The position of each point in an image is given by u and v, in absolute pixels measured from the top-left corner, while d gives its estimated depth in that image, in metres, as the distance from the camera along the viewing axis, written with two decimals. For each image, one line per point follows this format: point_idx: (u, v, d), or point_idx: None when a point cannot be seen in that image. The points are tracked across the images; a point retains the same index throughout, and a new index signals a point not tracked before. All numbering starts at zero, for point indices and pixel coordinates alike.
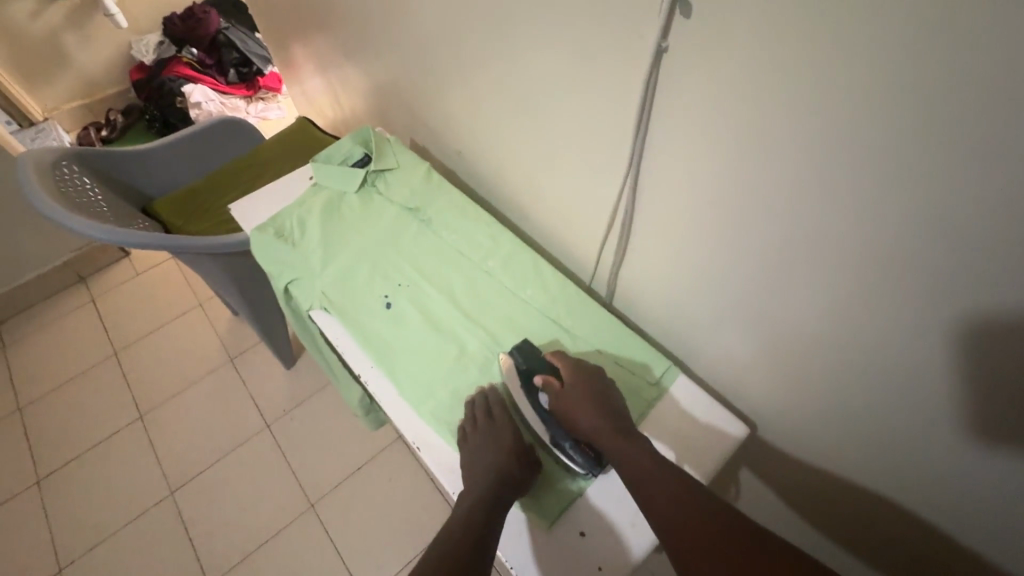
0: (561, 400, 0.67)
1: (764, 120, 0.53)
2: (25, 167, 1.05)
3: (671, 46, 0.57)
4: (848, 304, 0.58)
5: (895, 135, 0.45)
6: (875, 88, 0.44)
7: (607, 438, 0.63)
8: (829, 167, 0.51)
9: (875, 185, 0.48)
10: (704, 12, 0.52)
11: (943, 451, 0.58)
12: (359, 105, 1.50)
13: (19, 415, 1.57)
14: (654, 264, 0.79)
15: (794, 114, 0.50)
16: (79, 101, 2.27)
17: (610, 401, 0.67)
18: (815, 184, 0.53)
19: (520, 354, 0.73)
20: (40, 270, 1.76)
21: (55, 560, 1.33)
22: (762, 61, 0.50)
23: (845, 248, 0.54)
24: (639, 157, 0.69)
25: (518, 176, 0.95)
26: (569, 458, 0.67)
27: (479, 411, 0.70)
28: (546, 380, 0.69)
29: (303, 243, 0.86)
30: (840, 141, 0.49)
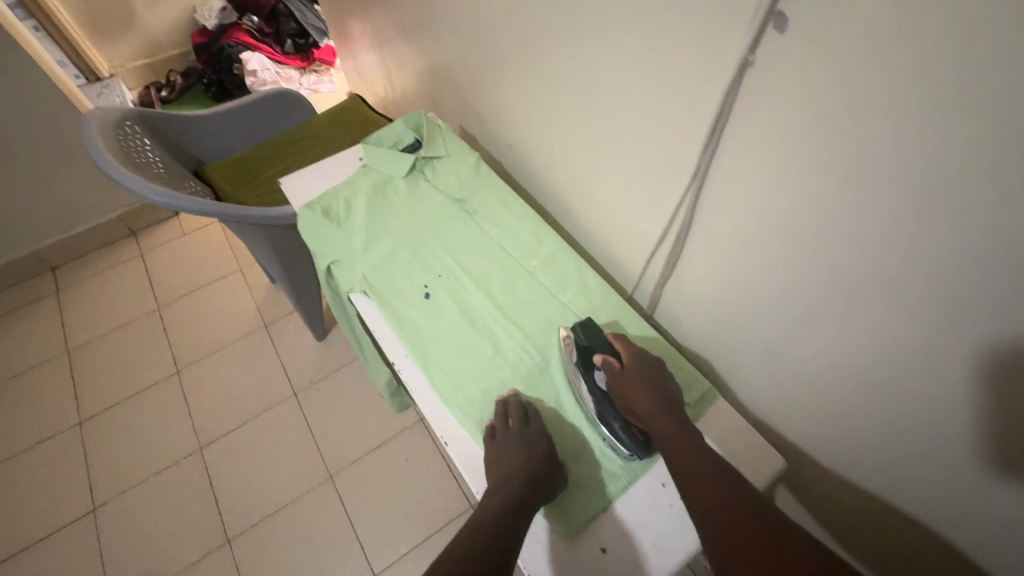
0: (619, 381, 0.66)
1: (845, 151, 0.49)
2: (90, 124, 1.09)
3: (757, 59, 0.52)
4: (913, 357, 0.53)
5: (996, 187, 0.40)
6: (981, 132, 0.39)
7: (659, 425, 0.62)
8: (913, 211, 0.46)
9: (964, 238, 0.44)
10: (799, 28, 0.47)
11: (1002, 518, 0.54)
12: (411, 85, 1.50)
13: (67, 357, 1.65)
14: (703, 283, 0.76)
15: (882, 151, 0.46)
16: (143, 60, 2.34)
17: (668, 391, 0.66)
18: (894, 226, 0.48)
19: (582, 330, 0.73)
20: (96, 221, 1.84)
21: (90, 498, 1.41)
22: (858, 87, 0.45)
23: (916, 298, 0.50)
24: (704, 172, 0.65)
25: (569, 176, 0.92)
26: (617, 438, 0.66)
27: (513, 414, 0.69)
28: (606, 360, 0.69)
29: (348, 223, 0.86)
30: (929, 184, 0.44)
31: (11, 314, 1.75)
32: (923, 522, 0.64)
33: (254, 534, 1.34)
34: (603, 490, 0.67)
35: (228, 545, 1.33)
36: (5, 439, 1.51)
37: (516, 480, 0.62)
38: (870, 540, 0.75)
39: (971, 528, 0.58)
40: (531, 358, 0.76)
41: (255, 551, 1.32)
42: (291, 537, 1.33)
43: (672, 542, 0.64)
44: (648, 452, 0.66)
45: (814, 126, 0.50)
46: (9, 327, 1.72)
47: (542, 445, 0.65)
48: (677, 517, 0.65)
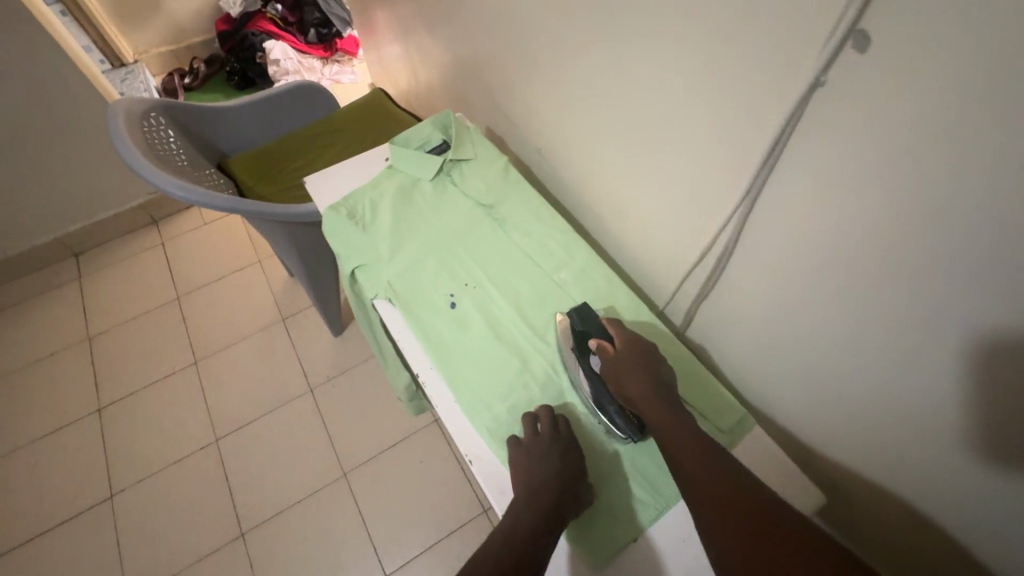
0: (612, 366, 0.65)
1: (929, 177, 0.46)
2: (116, 115, 1.08)
3: (830, 80, 0.50)
4: (989, 395, 0.50)
5: None
6: None
7: (650, 409, 0.61)
8: (1001, 246, 0.43)
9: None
10: (885, 49, 0.44)
11: None
12: (436, 80, 1.47)
13: (88, 343, 1.67)
14: (743, 305, 0.73)
15: (972, 177, 0.43)
16: (167, 47, 2.33)
17: (661, 373, 0.65)
18: (976, 258, 0.45)
19: (578, 315, 0.72)
20: (119, 208, 1.85)
21: (108, 486, 1.42)
22: (947, 114, 0.43)
23: (995, 335, 0.47)
24: (756, 192, 0.62)
25: (603, 184, 0.89)
26: (611, 421, 0.67)
27: (543, 422, 0.67)
28: (600, 345, 0.67)
29: (374, 227, 0.84)
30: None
31: (35, 298, 1.77)
32: (976, 566, 0.61)
33: (269, 528, 1.35)
34: (632, 518, 0.64)
35: (243, 538, 1.34)
36: (27, 422, 1.53)
37: (551, 492, 0.60)
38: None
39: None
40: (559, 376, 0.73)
41: (269, 545, 1.32)
42: (305, 533, 1.34)
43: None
44: (643, 435, 0.66)
45: (892, 149, 0.47)
46: (32, 311, 1.74)
47: (575, 455, 0.65)
48: (710, 552, 0.62)
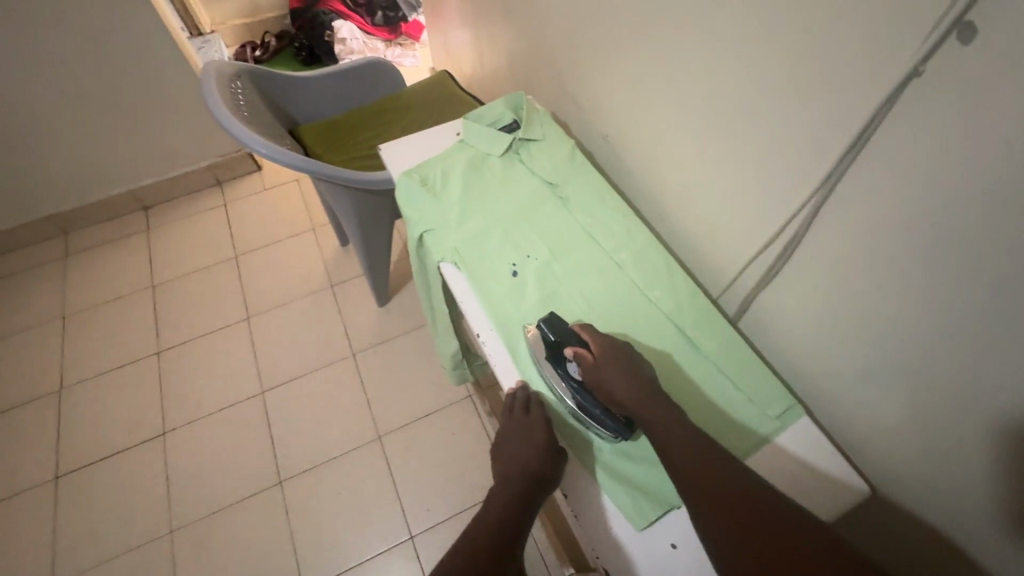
0: (593, 371, 0.68)
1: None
2: (208, 74, 1.16)
3: (924, 73, 0.50)
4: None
5: None
6: None
7: (641, 402, 0.64)
8: None
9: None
10: (987, 45, 0.45)
11: None
12: (503, 66, 1.50)
13: (151, 291, 1.78)
14: (803, 299, 0.74)
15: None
16: (242, 20, 2.44)
17: (644, 374, 0.67)
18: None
19: (549, 326, 0.73)
20: (188, 168, 1.96)
21: (161, 424, 1.51)
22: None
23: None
24: (832, 182, 0.63)
25: (665, 172, 0.91)
26: (599, 423, 0.68)
27: (518, 404, 0.73)
28: (577, 352, 0.70)
29: (444, 195, 0.89)
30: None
31: (106, 245, 1.89)
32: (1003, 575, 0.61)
33: (304, 479, 1.42)
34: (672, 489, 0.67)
35: (279, 486, 1.41)
36: (91, 357, 1.64)
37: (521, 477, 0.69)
38: None
39: None
40: None
41: (303, 495, 1.40)
42: (337, 488, 1.40)
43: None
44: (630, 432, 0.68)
45: (973, 147, 0.48)
46: (104, 256, 1.87)
47: (544, 435, 0.70)
48: None
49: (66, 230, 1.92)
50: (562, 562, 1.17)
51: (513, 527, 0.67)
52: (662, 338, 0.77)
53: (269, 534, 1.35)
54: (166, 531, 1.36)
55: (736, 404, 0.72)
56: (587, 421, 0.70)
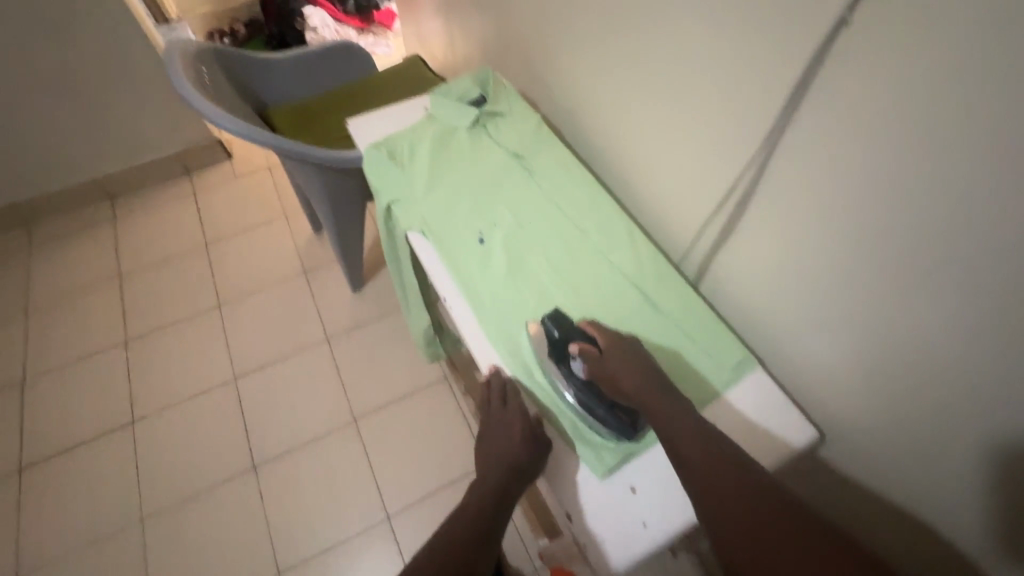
0: (600, 365, 0.69)
1: (963, 119, 0.48)
2: (172, 52, 1.14)
3: (852, 25, 0.53)
4: (961, 327, 0.55)
5: None
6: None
7: (649, 395, 0.65)
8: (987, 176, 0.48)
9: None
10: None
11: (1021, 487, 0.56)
12: (473, 49, 1.52)
13: (119, 281, 1.74)
14: (756, 257, 0.77)
15: (1006, 120, 0.45)
16: (209, 8, 2.40)
17: (654, 369, 0.69)
18: (1004, 201, 0.48)
19: (552, 321, 0.73)
20: (155, 156, 1.92)
21: (130, 413, 1.49)
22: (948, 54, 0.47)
23: (1008, 281, 0.50)
24: (775, 137, 0.66)
25: (629, 142, 0.93)
26: (601, 420, 0.69)
27: (501, 393, 0.74)
28: (582, 349, 0.70)
29: (412, 166, 0.90)
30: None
31: (69, 235, 1.84)
32: (943, 504, 0.66)
33: (280, 464, 1.41)
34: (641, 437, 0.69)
35: (254, 471, 1.40)
36: (55, 348, 1.60)
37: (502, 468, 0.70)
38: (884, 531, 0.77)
39: (1009, 521, 0.59)
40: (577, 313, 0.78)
41: (279, 479, 1.39)
42: (313, 472, 1.40)
43: (672, 501, 0.66)
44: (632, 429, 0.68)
45: (900, 94, 0.52)
46: (68, 247, 1.82)
47: (524, 426, 0.71)
48: None
49: (26, 221, 1.86)
50: (539, 533, 1.19)
51: (492, 514, 0.69)
52: (624, 299, 0.79)
53: (244, 519, 1.34)
54: (137, 519, 1.34)
55: (694, 360, 0.75)
56: (590, 420, 0.70)
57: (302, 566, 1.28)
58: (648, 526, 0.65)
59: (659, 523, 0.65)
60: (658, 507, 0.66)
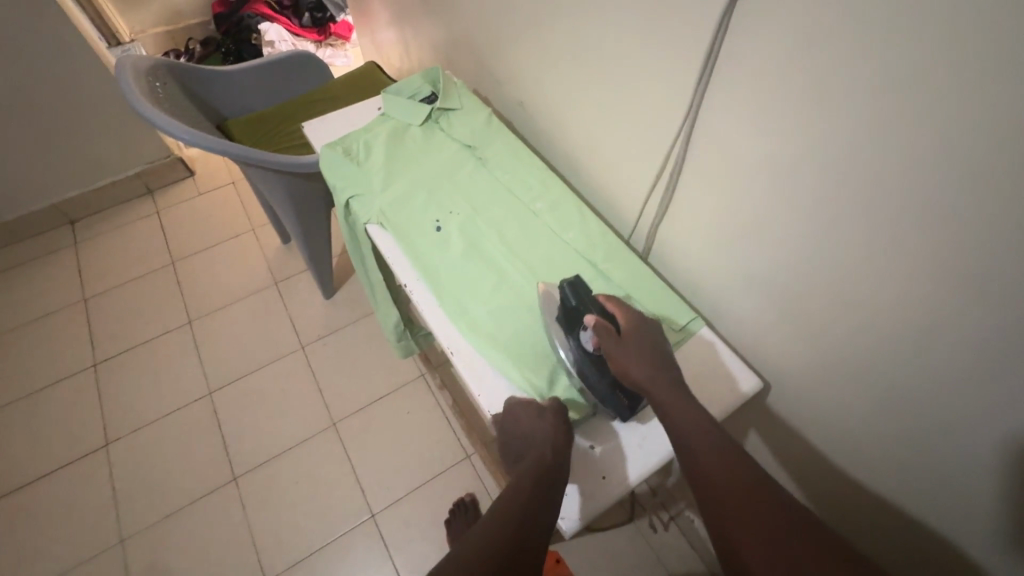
0: (616, 347, 0.67)
1: (845, 73, 0.53)
2: (123, 68, 1.15)
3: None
4: (867, 268, 0.61)
5: (918, 105, 0.49)
6: (910, 53, 0.48)
7: (659, 389, 0.65)
8: (870, 128, 0.54)
9: (949, 152, 0.49)
10: None
11: (936, 411, 0.61)
12: (426, 53, 1.55)
13: (84, 304, 1.71)
14: (694, 224, 0.82)
15: (880, 70, 0.51)
16: (163, 28, 2.39)
17: (668, 362, 0.68)
18: (887, 145, 0.53)
19: (572, 290, 0.72)
20: (115, 177, 1.90)
21: (104, 435, 1.47)
22: (827, 21, 0.53)
23: (900, 217, 0.55)
24: (698, 106, 0.71)
25: (576, 127, 0.98)
26: (598, 396, 0.70)
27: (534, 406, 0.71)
28: (598, 324, 0.68)
29: (367, 163, 0.93)
30: (926, 99, 0.48)
31: (30, 262, 1.81)
32: (876, 438, 0.71)
33: (261, 473, 1.41)
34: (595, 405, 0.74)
35: (235, 482, 1.40)
36: (22, 376, 1.57)
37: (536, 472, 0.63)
38: (833, 473, 0.82)
39: (926, 443, 0.64)
40: (533, 287, 0.82)
41: (261, 488, 1.39)
42: (295, 478, 1.40)
43: (629, 456, 0.70)
44: (630, 412, 0.71)
45: (794, 59, 0.57)
46: (28, 274, 1.78)
47: (558, 429, 0.67)
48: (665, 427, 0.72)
49: None
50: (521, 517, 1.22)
51: (525, 503, 0.61)
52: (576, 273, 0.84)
53: (228, 530, 1.33)
54: (118, 540, 1.32)
55: None
56: (590, 392, 0.71)
57: (289, 572, 1.28)
58: (609, 478, 0.69)
59: (616, 476, 0.69)
60: (618, 462, 0.70)
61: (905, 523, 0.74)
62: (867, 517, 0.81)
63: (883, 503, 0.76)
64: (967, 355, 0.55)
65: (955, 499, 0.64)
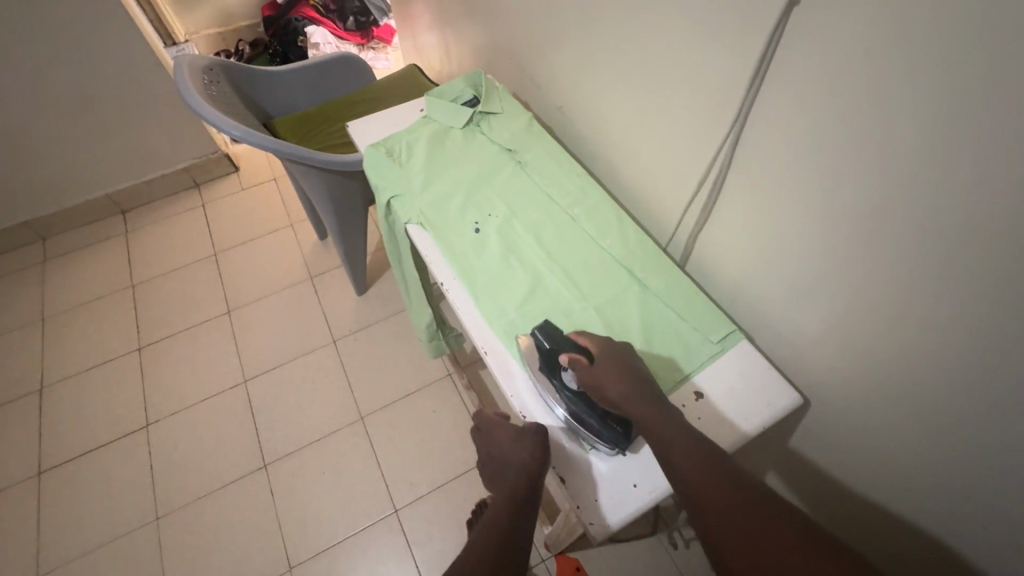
0: (589, 376, 0.68)
1: (897, 85, 0.51)
2: (180, 66, 1.21)
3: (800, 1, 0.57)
4: (912, 289, 0.59)
5: (972, 123, 0.47)
6: (964, 70, 0.46)
7: (636, 406, 0.65)
8: (919, 146, 0.52)
9: (1007, 168, 0.46)
10: None
11: (983, 442, 0.58)
12: (467, 58, 1.58)
13: (131, 290, 1.80)
14: (733, 235, 0.81)
15: (935, 81, 0.48)
16: (216, 29, 2.49)
17: (642, 378, 0.69)
18: (939, 160, 0.51)
19: (544, 333, 0.72)
20: (164, 170, 1.99)
21: (144, 416, 1.53)
22: (876, 36, 0.51)
23: (949, 233, 0.53)
24: (744, 116, 0.70)
25: (614, 133, 0.98)
26: (596, 434, 0.68)
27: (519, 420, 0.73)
28: (573, 359, 0.69)
29: (408, 164, 0.95)
30: (982, 114, 0.46)
31: (84, 248, 1.91)
32: (920, 466, 0.68)
33: (288, 462, 1.44)
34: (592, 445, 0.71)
35: (264, 469, 1.44)
36: (72, 356, 1.66)
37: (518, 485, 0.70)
38: (869, 498, 0.79)
39: (972, 474, 0.61)
40: (568, 291, 0.82)
41: (288, 476, 1.42)
42: (321, 469, 1.43)
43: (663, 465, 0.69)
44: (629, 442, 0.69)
45: (841, 73, 0.56)
46: (82, 259, 1.88)
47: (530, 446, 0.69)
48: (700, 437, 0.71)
49: (45, 235, 1.94)
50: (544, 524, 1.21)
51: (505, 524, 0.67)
52: (612, 279, 0.83)
53: (254, 515, 1.37)
54: (152, 518, 1.37)
55: (681, 334, 0.79)
56: (584, 431, 0.70)
57: (312, 560, 1.31)
58: (640, 486, 0.68)
59: (648, 484, 0.68)
60: (650, 472, 0.69)
61: (945, 556, 0.71)
62: (905, 547, 0.78)
63: (923, 532, 0.73)
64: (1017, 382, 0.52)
65: (1000, 533, 0.62)
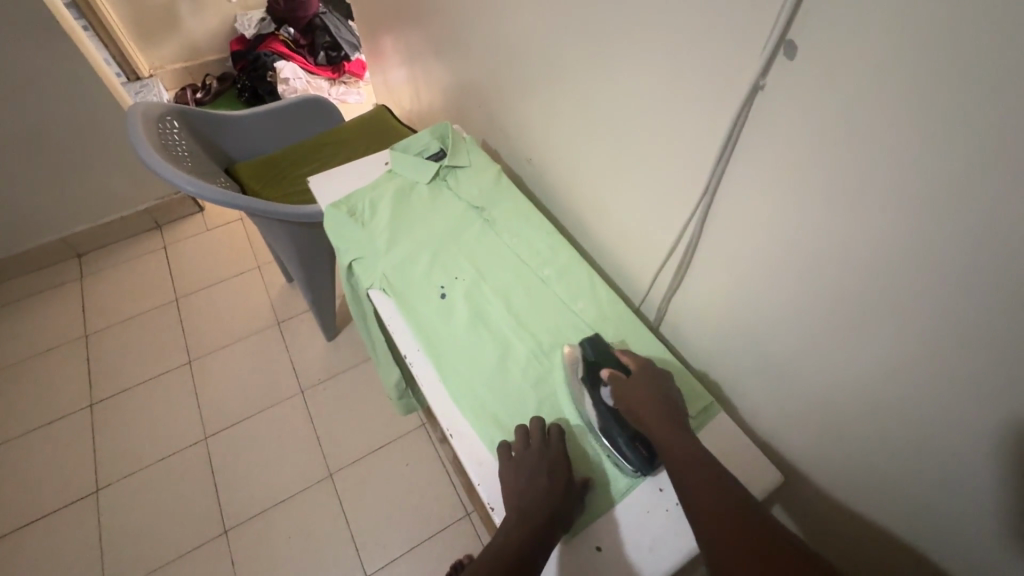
0: (627, 391, 0.69)
1: (871, 171, 0.50)
2: (134, 115, 1.16)
3: (768, 84, 0.56)
4: (893, 372, 0.57)
5: (948, 217, 0.46)
6: (938, 165, 0.45)
7: (663, 428, 0.64)
8: (895, 233, 0.51)
9: (985, 264, 0.45)
10: (808, 61, 0.51)
11: (975, 527, 0.56)
12: (438, 100, 1.56)
13: (85, 341, 1.70)
14: (708, 299, 0.79)
15: (907, 169, 0.48)
16: (182, 64, 2.43)
17: (673, 401, 0.69)
18: (916, 249, 0.50)
19: (590, 345, 0.76)
20: (125, 212, 1.91)
21: (94, 480, 1.43)
22: (848, 123, 0.50)
23: (931, 320, 0.51)
24: (716, 186, 0.68)
25: (586, 188, 0.96)
26: (620, 454, 0.68)
27: (535, 434, 0.69)
28: (614, 374, 0.71)
29: (372, 223, 0.91)
30: (957, 210, 0.45)
31: (34, 296, 1.81)
32: (909, 544, 0.66)
33: (252, 526, 1.35)
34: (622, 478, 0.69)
35: (225, 536, 1.34)
36: (17, 415, 1.54)
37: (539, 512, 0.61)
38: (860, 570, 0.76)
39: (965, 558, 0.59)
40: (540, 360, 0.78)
41: (252, 542, 1.33)
42: (286, 533, 1.34)
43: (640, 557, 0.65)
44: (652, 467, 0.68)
45: (813, 154, 0.55)
46: (31, 309, 1.77)
47: (560, 472, 0.65)
48: (672, 523, 0.66)
49: None
50: None
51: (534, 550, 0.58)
52: None
53: None
54: None
55: None
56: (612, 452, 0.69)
57: None
58: None
59: None
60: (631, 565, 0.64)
61: None
62: None
63: None
64: (1007, 473, 0.51)
65: None
